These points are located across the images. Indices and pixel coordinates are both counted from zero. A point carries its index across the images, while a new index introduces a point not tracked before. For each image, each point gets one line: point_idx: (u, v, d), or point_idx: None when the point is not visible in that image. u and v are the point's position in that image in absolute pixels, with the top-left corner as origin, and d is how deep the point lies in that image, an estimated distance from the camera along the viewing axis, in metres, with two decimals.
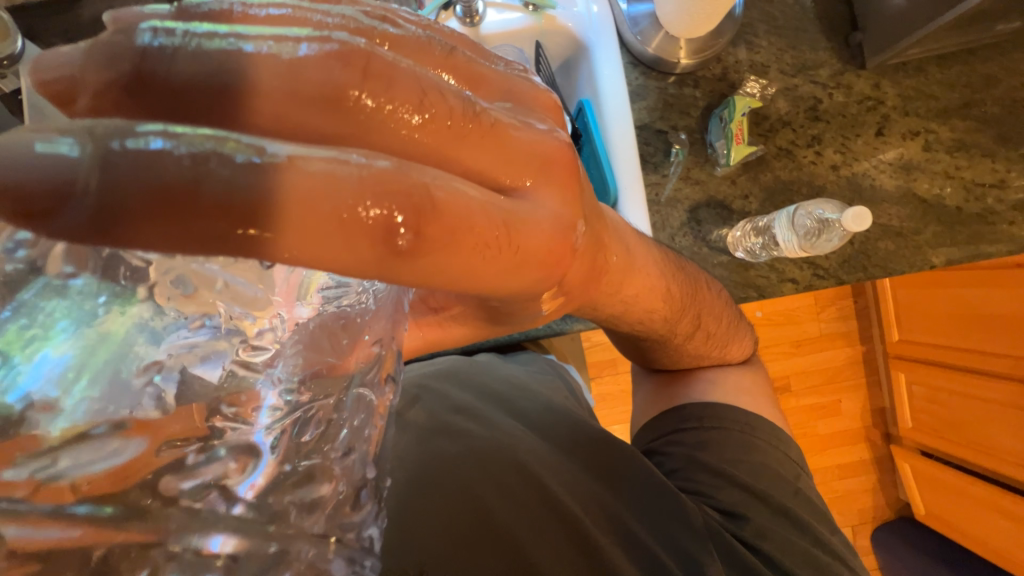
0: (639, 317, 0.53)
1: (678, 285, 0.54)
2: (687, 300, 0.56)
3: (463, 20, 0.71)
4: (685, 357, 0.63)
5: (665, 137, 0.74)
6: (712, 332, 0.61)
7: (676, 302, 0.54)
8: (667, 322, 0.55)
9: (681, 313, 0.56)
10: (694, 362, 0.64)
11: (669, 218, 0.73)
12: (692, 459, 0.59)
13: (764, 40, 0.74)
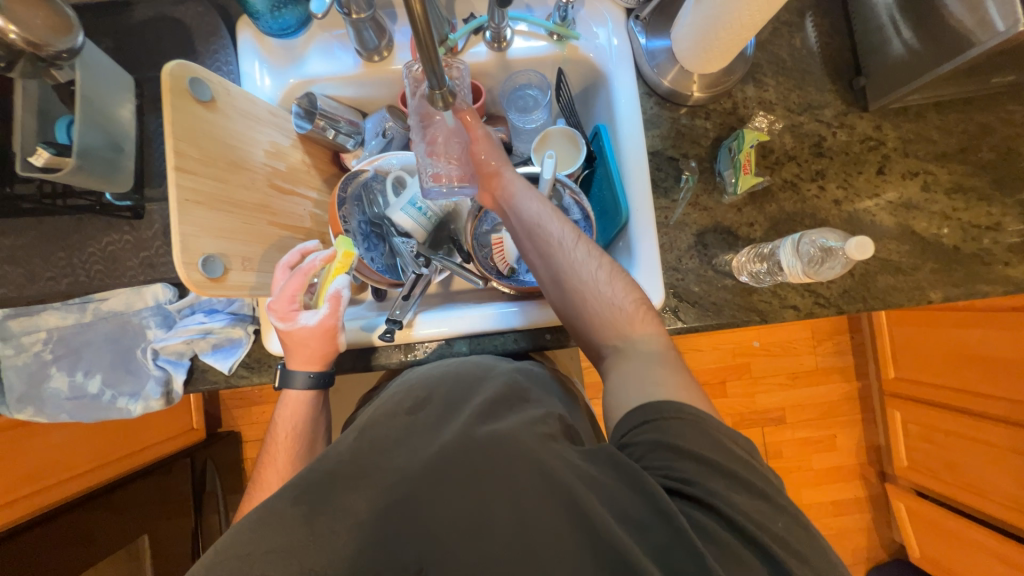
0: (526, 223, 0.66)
1: (549, 210, 0.66)
2: (549, 222, 0.65)
3: (491, 45, 0.75)
4: (591, 299, 0.61)
5: (677, 164, 0.76)
6: (608, 278, 0.62)
7: (538, 217, 0.65)
8: (539, 235, 0.65)
9: (553, 231, 0.64)
10: (587, 287, 0.61)
11: (677, 240, 0.75)
12: (670, 449, 0.48)
13: (773, 80, 0.78)
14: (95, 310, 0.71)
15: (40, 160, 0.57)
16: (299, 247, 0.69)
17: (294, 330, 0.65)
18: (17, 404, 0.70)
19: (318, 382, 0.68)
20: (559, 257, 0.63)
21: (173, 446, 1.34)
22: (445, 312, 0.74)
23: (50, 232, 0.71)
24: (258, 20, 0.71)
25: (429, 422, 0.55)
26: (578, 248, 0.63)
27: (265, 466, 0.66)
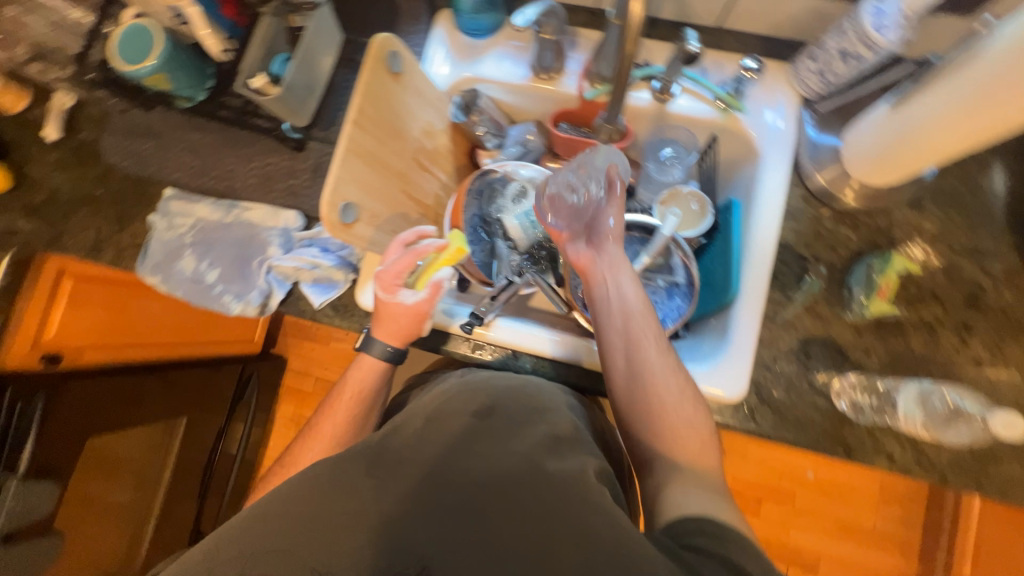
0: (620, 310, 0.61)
1: (649, 305, 0.62)
2: (646, 321, 0.61)
3: (656, 94, 0.75)
4: (661, 412, 0.58)
5: (805, 263, 0.72)
6: (684, 394, 0.59)
7: (636, 310, 0.61)
8: (633, 330, 0.60)
9: (647, 331, 0.60)
10: (661, 399, 0.58)
11: (779, 340, 0.71)
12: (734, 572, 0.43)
13: (942, 211, 0.71)
14: (237, 216, 0.81)
15: (256, 83, 0.66)
16: (418, 228, 0.71)
17: (389, 303, 0.68)
18: (151, 268, 0.81)
19: (395, 356, 0.71)
20: (644, 359, 0.59)
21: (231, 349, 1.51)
22: (521, 325, 0.76)
23: (231, 140, 0.82)
24: (459, 16, 0.78)
25: (495, 432, 0.56)
26: (666, 356, 0.60)
27: (325, 416, 0.70)
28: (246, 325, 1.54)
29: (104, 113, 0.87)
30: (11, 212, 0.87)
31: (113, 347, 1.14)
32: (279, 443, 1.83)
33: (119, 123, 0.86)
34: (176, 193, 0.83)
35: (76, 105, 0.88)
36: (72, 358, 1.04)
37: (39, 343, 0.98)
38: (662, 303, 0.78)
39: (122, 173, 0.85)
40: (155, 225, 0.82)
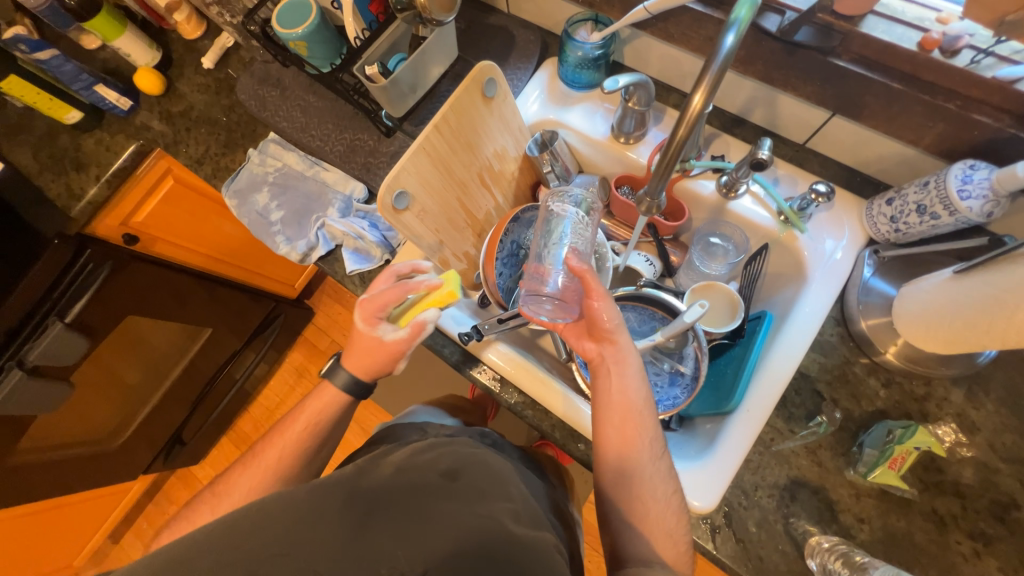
0: (615, 406, 0.63)
1: (648, 403, 0.64)
2: (636, 420, 0.62)
3: (720, 187, 0.76)
4: (643, 513, 0.60)
5: (820, 402, 0.68)
6: (665, 493, 0.61)
7: (630, 409, 0.63)
8: (625, 427, 0.62)
9: (638, 431, 0.62)
10: (648, 498, 0.60)
11: (767, 469, 0.66)
12: None
13: (993, 402, 0.64)
14: (316, 173, 0.93)
15: (370, 70, 0.76)
16: (412, 261, 0.73)
17: (367, 333, 0.69)
18: (232, 192, 0.92)
19: (360, 391, 0.74)
20: (637, 459, 0.61)
21: (267, 286, 1.64)
22: (519, 358, 0.78)
23: (337, 110, 0.93)
24: (562, 67, 0.85)
25: (460, 497, 0.55)
26: (654, 456, 0.61)
27: (274, 442, 0.74)
28: (289, 268, 1.66)
29: (251, 58, 1.03)
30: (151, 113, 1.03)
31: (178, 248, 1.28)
32: (280, 384, 1.94)
33: (257, 70, 1.00)
34: (277, 139, 0.95)
35: (233, 46, 1.05)
36: (144, 244, 1.18)
37: (124, 223, 1.11)
38: (662, 387, 0.76)
39: (244, 110, 0.99)
40: (250, 158, 0.94)
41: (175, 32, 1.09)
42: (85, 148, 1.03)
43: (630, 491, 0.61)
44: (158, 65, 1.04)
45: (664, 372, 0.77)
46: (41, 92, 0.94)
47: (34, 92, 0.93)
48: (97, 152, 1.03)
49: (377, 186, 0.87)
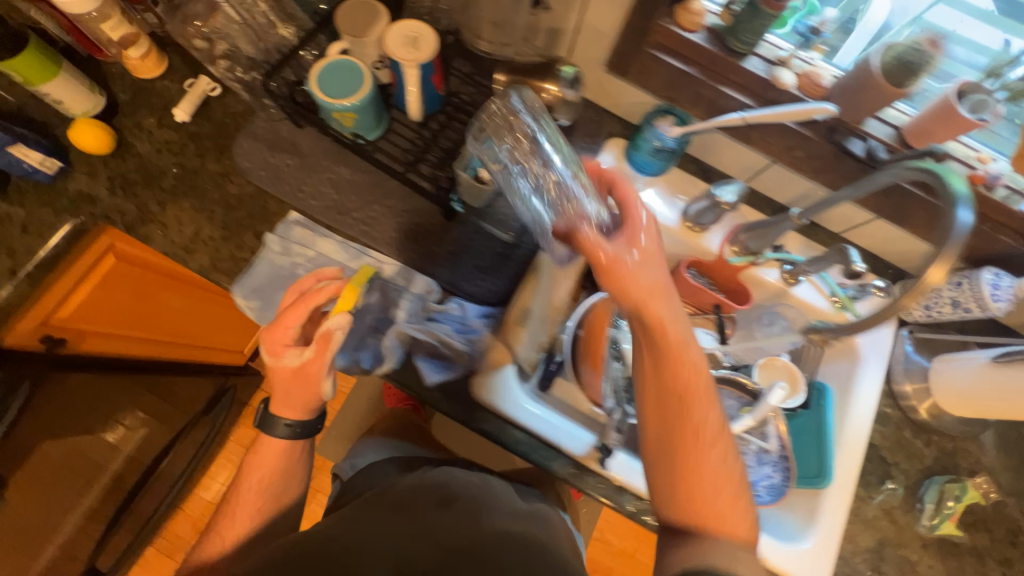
0: (654, 403, 0.55)
1: (698, 357, 0.55)
2: (683, 399, 0.54)
3: (784, 275, 0.84)
4: (690, 479, 0.54)
5: (886, 467, 0.79)
6: (728, 496, 0.53)
7: (676, 390, 0.54)
8: (687, 447, 0.54)
9: (692, 423, 0.54)
10: (704, 471, 0.54)
11: (859, 536, 0.75)
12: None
13: (997, 450, 0.81)
14: (364, 262, 0.76)
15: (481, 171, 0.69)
16: (314, 271, 0.67)
17: (275, 363, 0.65)
18: (254, 292, 0.74)
19: (303, 433, 0.71)
20: (698, 448, 0.54)
21: (212, 358, 1.30)
22: (637, 464, 0.74)
23: (380, 187, 0.80)
24: (634, 152, 0.85)
25: (452, 518, 0.58)
26: (699, 433, 0.54)
27: (236, 499, 0.71)
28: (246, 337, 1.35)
29: (246, 112, 0.82)
30: (96, 180, 0.77)
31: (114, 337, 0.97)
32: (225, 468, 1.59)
33: (263, 131, 0.81)
34: (302, 219, 0.78)
35: (215, 93, 0.83)
36: (71, 343, 0.88)
37: (45, 321, 0.81)
38: (751, 466, 0.80)
39: (247, 180, 0.79)
40: (270, 246, 0.75)
41: (119, 66, 0.82)
42: None
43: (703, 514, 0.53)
44: (102, 114, 0.77)
45: (750, 451, 0.81)
46: None
47: None
48: (6, 234, 0.73)
49: (449, 280, 0.76)
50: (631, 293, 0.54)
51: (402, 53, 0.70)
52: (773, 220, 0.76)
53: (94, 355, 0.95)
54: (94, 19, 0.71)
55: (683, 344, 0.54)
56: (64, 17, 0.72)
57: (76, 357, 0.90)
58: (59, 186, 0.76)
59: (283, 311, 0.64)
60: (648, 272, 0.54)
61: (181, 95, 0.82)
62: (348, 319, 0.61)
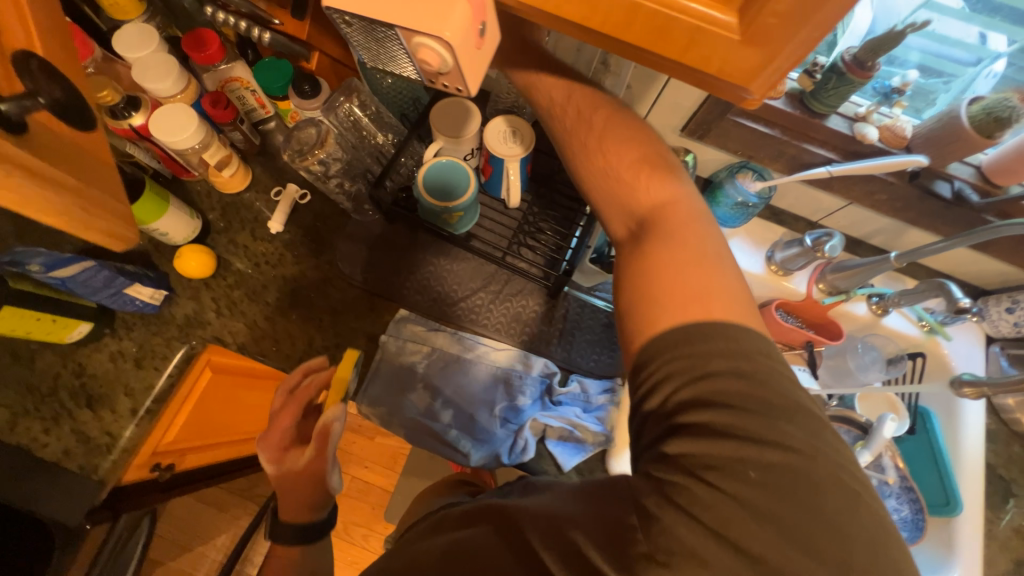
0: (654, 285, 0.47)
1: (672, 199, 0.52)
2: (696, 296, 0.45)
3: (872, 307, 0.87)
4: (662, 298, 0.46)
5: (1007, 485, 0.80)
6: (797, 442, 0.39)
7: (687, 292, 0.45)
8: (667, 274, 0.47)
9: (696, 307, 0.44)
10: (670, 291, 0.46)
11: (994, 558, 0.77)
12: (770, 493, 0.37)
13: None
14: (480, 351, 0.78)
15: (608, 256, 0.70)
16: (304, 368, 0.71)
17: (279, 469, 0.65)
18: (378, 399, 0.76)
19: (306, 535, 0.66)
20: (681, 272, 0.47)
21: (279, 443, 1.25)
22: None
23: (482, 275, 0.81)
24: (714, 206, 0.88)
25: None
26: (734, 358, 0.42)
27: None
28: None
29: (336, 213, 0.83)
30: (202, 303, 0.77)
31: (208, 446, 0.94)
32: None
33: (356, 231, 0.81)
34: (412, 316, 0.79)
35: (304, 199, 0.84)
36: (176, 465, 0.85)
37: (154, 451, 0.77)
38: None
39: (347, 283, 0.80)
40: (385, 349, 0.76)
41: (203, 183, 0.82)
42: (95, 369, 0.72)
43: (806, 508, 0.38)
44: (197, 236, 0.78)
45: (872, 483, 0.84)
46: (40, 315, 0.64)
47: (28, 319, 0.63)
48: (120, 371, 0.72)
49: (564, 359, 0.78)
50: (644, 211, 0.52)
51: (504, 150, 0.71)
52: (870, 262, 0.79)
53: (194, 470, 0.92)
54: (192, 150, 0.72)
55: (679, 219, 0.50)
56: (161, 150, 0.73)
57: (178, 477, 0.87)
58: (165, 314, 0.76)
59: (275, 413, 0.68)
60: (666, 187, 0.52)
61: (270, 208, 0.83)
62: (343, 406, 0.64)
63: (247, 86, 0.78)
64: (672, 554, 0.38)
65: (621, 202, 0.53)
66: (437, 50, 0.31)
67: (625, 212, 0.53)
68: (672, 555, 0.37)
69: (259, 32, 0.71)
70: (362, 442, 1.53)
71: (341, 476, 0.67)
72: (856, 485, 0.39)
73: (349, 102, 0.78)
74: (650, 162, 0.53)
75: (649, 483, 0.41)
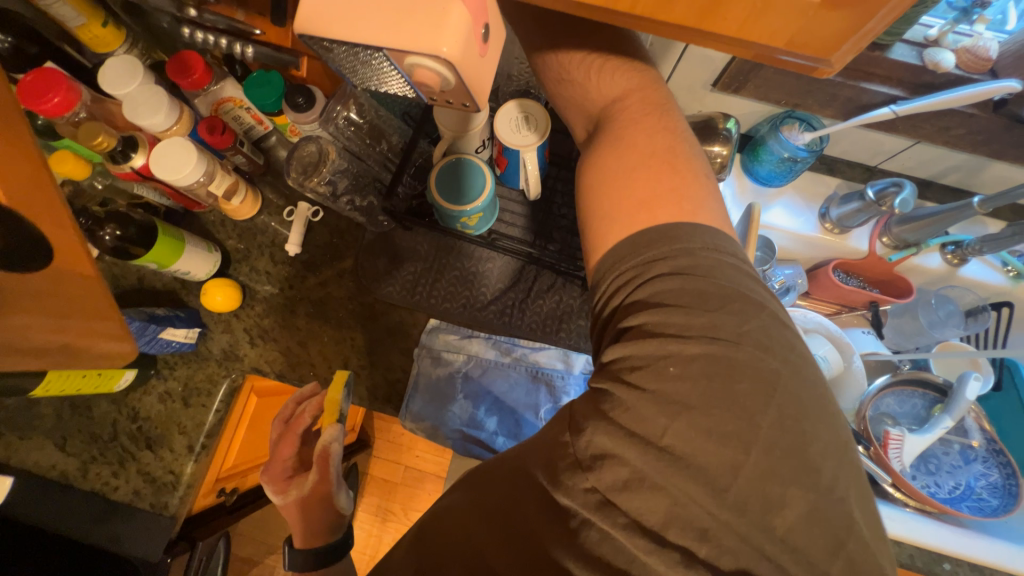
0: (603, 191, 0.48)
1: (633, 87, 0.51)
2: (642, 200, 0.45)
3: (948, 257, 0.78)
4: (610, 189, 0.47)
5: None
6: (721, 332, 0.39)
7: (636, 196, 0.46)
8: (615, 161, 0.48)
9: (637, 209, 0.45)
10: (613, 189, 0.47)
11: None
12: (688, 361, 0.39)
13: None
14: (517, 354, 0.77)
15: None
16: (295, 395, 0.71)
17: (286, 500, 0.62)
18: (419, 413, 0.75)
19: (323, 561, 0.60)
20: (627, 162, 0.47)
21: None
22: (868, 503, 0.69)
23: (510, 274, 0.77)
24: (756, 165, 0.79)
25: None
26: (673, 257, 0.42)
27: None
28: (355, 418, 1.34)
29: (353, 227, 0.80)
30: (235, 335, 0.76)
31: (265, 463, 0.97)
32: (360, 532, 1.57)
33: (374, 244, 0.78)
34: (443, 324, 0.77)
35: (317, 215, 0.81)
36: (239, 487, 0.89)
37: (217, 478, 0.81)
38: (959, 466, 0.76)
39: (373, 296, 0.77)
40: (421, 360, 0.75)
41: (216, 213, 0.80)
42: (148, 412, 0.74)
43: (738, 390, 0.38)
44: (219, 269, 0.77)
45: (953, 448, 0.77)
46: (87, 371, 0.65)
47: (75, 377, 0.63)
48: (172, 412, 0.74)
49: None
50: (594, 104, 0.53)
51: (518, 140, 0.65)
52: (947, 210, 0.69)
53: (256, 487, 0.95)
54: (199, 184, 0.70)
55: (646, 105, 0.50)
56: (168, 188, 0.70)
57: (242, 498, 0.90)
58: (202, 351, 0.76)
59: (273, 443, 0.67)
60: (622, 80, 0.51)
61: (286, 228, 0.81)
62: (340, 425, 0.64)
63: (241, 105, 0.74)
64: (596, 458, 0.38)
65: (579, 106, 0.55)
66: (434, 68, 0.26)
67: (584, 115, 0.55)
68: (597, 459, 0.38)
69: (241, 47, 0.67)
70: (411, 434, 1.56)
71: (348, 494, 0.65)
72: (776, 367, 0.38)
73: (346, 109, 0.72)
74: (608, 54, 0.52)
75: (588, 397, 0.42)
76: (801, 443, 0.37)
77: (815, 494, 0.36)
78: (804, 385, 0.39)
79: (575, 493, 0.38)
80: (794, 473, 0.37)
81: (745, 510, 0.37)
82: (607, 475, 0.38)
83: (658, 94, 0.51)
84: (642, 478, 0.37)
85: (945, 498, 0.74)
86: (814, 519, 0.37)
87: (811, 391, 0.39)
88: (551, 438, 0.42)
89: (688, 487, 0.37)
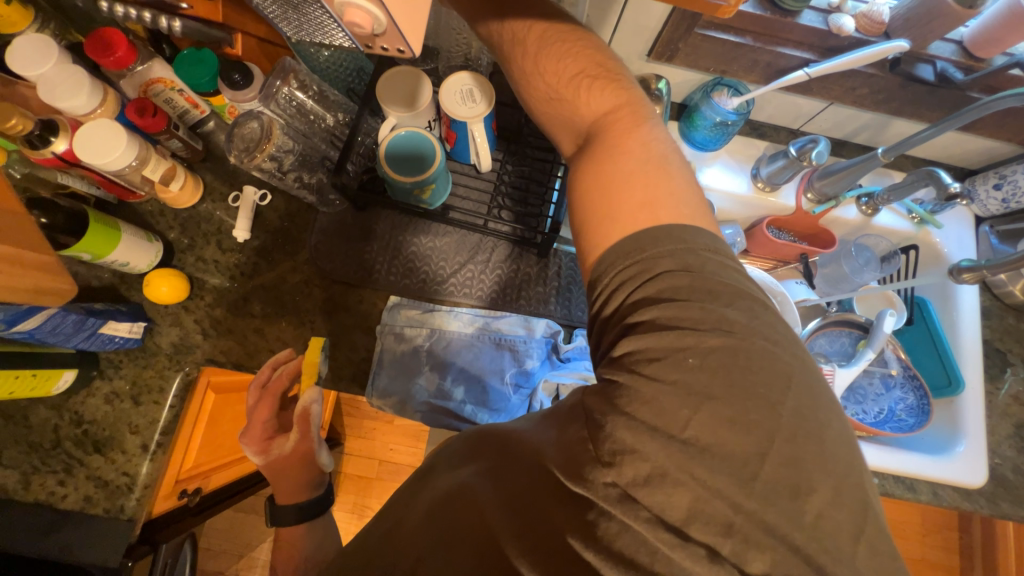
0: (587, 163, 0.48)
1: (590, 50, 0.52)
2: (640, 201, 0.43)
3: (863, 209, 0.86)
4: (609, 163, 0.46)
5: (1002, 357, 0.84)
6: (734, 325, 0.38)
7: (640, 183, 0.44)
8: (606, 147, 0.47)
9: (618, 197, 0.44)
10: (596, 161, 0.47)
11: (997, 426, 0.81)
12: (698, 354, 0.38)
13: None
14: (481, 324, 0.77)
15: None
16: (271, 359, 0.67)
17: (268, 459, 0.64)
18: (388, 390, 0.73)
19: (306, 515, 0.64)
20: (620, 143, 0.46)
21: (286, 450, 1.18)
22: None
23: (468, 245, 0.79)
24: (692, 130, 0.85)
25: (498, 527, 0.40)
26: (679, 254, 0.41)
27: None
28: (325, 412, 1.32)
29: (303, 209, 0.78)
30: (186, 328, 0.73)
31: (229, 463, 0.93)
32: (339, 531, 1.54)
33: (330, 225, 0.78)
34: (404, 300, 0.76)
35: (265, 200, 0.78)
36: (203, 487, 0.85)
37: (178, 479, 0.77)
38: (882, 394, 0.86)
39: (329, 279, 0.76)
40: (384, 336, 0.73)
41: (154, 203, 0.77)
42: (93, 414, 0.70)
43: (750, 383, 0.37)
44: (162, 260, 0.73)
45: (875, 378, 0.87)
46: (20, 373, 0.61)
47: (5, 378, 0.59)
48: (120, 412, 0.70)
49: (566, 316, 0.77)
50: (552, 74, 0.51)
51: (464, 112, 0.66)
52: (857, 162, 0.76)
53: (221, 489, 0.92)
54: (131, 168, 0.66)
55: (608, 68, 0.51)
56: (97, 175, 0.67)
57: (205, 500, 0.87)
58: (149, 346, 0.72)
59: (251, 408, 0.65)
60: (611, 93, 0.50)
61: (232, 216, 0.78)
62: (320, 389, 0.64)
63: (173, 86, 0.70)
64: (617, 454, 0.38)
65: (532, 80, 0.52)
66: (366, 9, 0.27)
67: (572, 128, 0.52)
68: (617, 455, 0.38)
69: (168, 20, 0.64)
70: (383, 430, 1.56)
71: (329, 452, 0.69)
72: (788, 360, 0.38)
73: (287, 86, 0.71)
74: (594, 74, 0.50)
75: (599, 392, 0.41)
76: (810, 413, 0.37)
77: (817, 445, 0.36)
78: (813, 375, 0.39)
79: (595, 486, 0.38)
80: (774, 417, 0.36)
81: (735, 483, 0.36)
82: (625, 470, 0.37)
83: (644, 108, 0.50)
84: (664, 473, 0.37)
85: (872, 421, 0.84)
86: (802, 471, 0.36)
87: (820, 382, 0.39)
88: (566, 436, 0.41)
89: (668, 436, 0.37)
